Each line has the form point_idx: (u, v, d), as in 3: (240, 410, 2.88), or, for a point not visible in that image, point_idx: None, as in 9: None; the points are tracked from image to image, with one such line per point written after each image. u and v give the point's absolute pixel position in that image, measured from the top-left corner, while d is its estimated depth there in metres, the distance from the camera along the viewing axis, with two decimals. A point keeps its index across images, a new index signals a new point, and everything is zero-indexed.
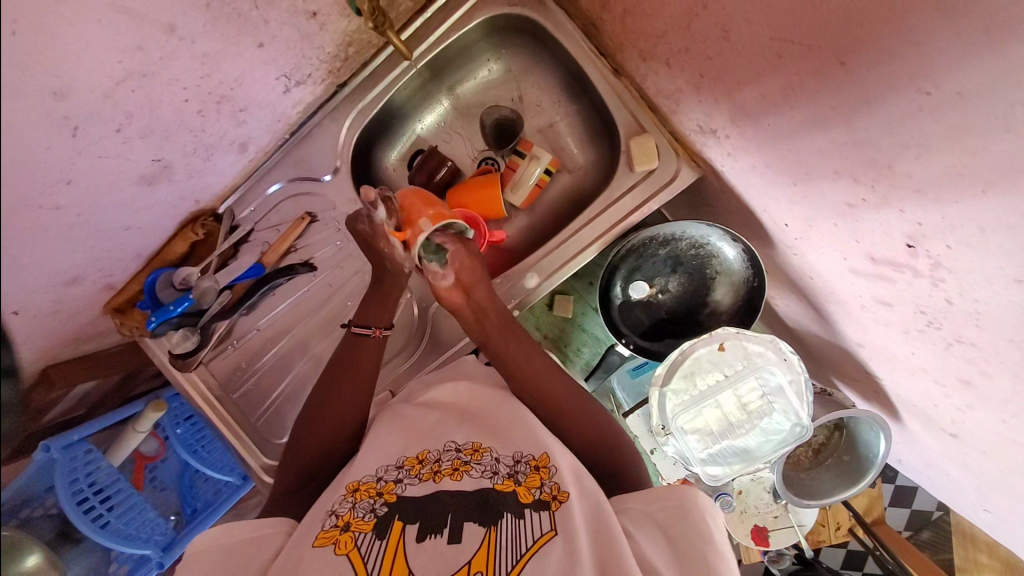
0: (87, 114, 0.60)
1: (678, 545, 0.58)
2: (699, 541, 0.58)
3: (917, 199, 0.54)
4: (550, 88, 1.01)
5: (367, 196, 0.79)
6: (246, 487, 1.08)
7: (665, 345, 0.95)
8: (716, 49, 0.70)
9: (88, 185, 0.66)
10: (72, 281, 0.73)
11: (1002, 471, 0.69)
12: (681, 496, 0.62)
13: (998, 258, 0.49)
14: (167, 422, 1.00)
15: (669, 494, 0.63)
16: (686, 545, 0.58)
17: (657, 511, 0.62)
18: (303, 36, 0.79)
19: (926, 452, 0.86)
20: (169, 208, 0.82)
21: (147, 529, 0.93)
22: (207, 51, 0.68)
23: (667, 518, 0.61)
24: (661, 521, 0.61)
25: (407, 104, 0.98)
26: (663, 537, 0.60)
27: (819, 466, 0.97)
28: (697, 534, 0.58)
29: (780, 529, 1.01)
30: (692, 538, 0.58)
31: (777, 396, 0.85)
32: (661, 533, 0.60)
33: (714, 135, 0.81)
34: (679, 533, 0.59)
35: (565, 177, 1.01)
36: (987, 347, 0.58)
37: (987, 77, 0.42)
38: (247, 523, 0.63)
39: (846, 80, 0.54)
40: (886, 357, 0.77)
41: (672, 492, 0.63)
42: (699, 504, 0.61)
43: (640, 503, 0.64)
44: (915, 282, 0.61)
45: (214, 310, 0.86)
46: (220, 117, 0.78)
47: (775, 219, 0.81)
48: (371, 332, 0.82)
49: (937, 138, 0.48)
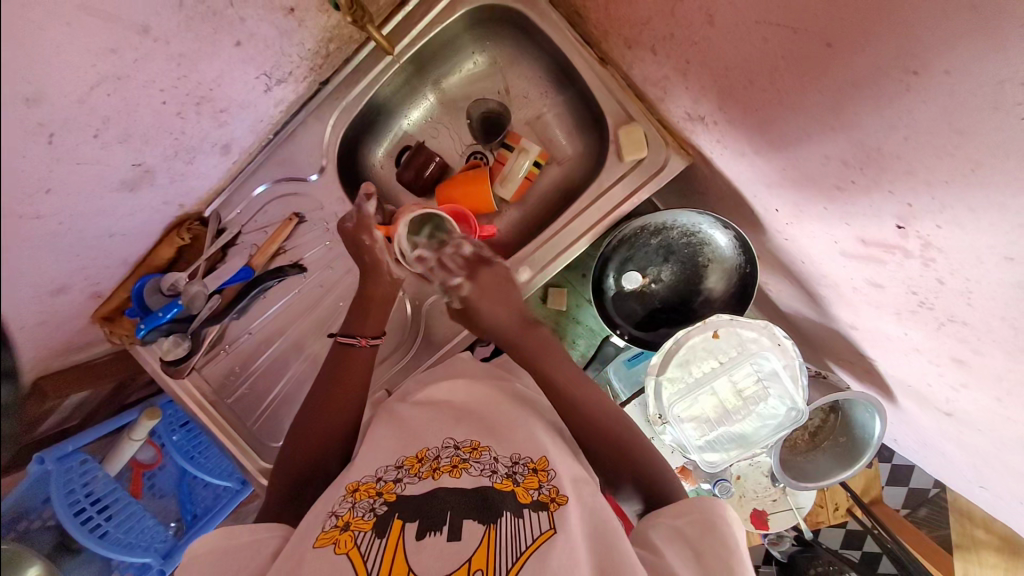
0: (61, 120, 0.58)
1: (704, 555, 0.59)
2: (725, 555, 0.58)
3: (907, 180, 0.53)
4: (536, 79, 1.00)
5: (366, 189, 0.86)
6: (246, 492, 1.06)
7: (660, 335, 0.95)
8: (701, 35, 0.69)
9: (68, 193, 0.64)
10: (57, 291, 0.72)
11: (997, 447, 0.70)
12: (707, 509, 0.62)
13: (987, 236, 0.49)
14: (162, 429, 1.00)
15: (696, 507, 0.63)
16: (712, 557, 0.58)
17: (682, 524, 0.62)
18: (282, 33, 0.78)
19: (921, 432, 0.87)
20: (153, 213, 0.81)
21: (146, 537, 0.92)
22: (183, 52, 0.67)
23: (695, 531, 0.61)
24: (686, 534, 0.61)
25: (392, 99, 0.97)
26: (689, 548, 0.60)
27: (815, 449, 0.97)
28: (722, 544, 0.59)
29: (779, 511, 1.02)
30: (717, 550, 0.59)
31: (772, 381, 0.85)
32: (687, 546, 0.60)
33: (702, 122, 0.81)
34: (704, 543, 0.60)
35: (554, 169, 1.00)
36: (979, 325, 0.58)
37: (973, 55, 0.41)
38: (246, 527, 0.63)
39: (832, 62, 0.54)
40: (881, 341, 0.77)
41: (696, 504, 0.63)
42: (724, 516, 0.62)
43: (665, 516, 0.65)
44: (906, 264, 0.61)
45: (205, 315, 0.86)
46: (200, 119, 0.77)
47: (767, 205, 0.81)
48: (358, 342, 0.81)
49: (924, 118, 0.48)
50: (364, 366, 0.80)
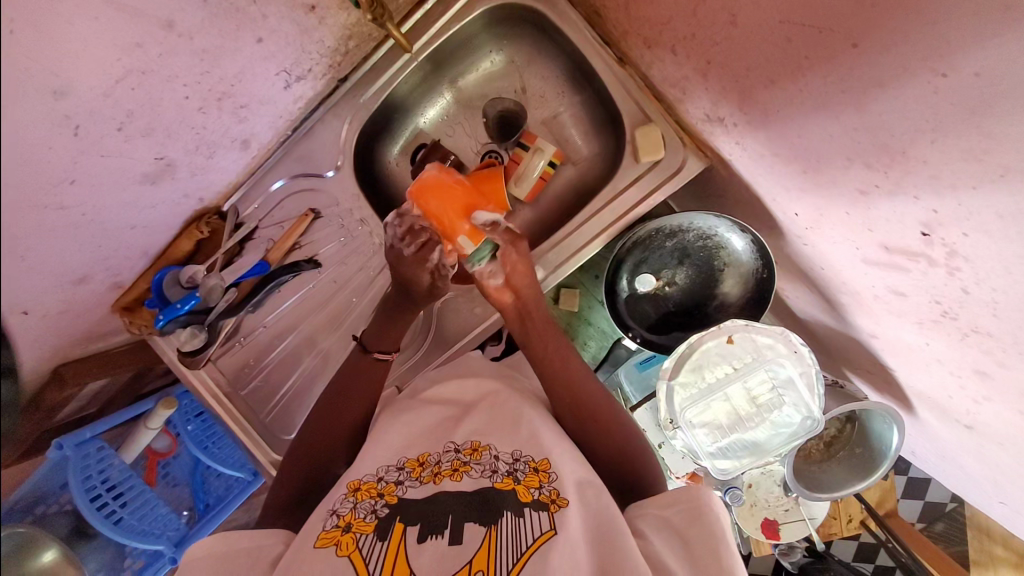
0: (87, 112, 0.59)
1: (694, 549, 0.58)
2: (713, 544, 0.57)
3: (933, 186, 0.52)
4: (553, 79, 0.99)
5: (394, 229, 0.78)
6: (257, 483, 1.11)
7: (673, 338, 0.94)
8: (723, 35, 0.68)
9: (92, 185, 0.66)
10: (79, 281, 0.73)
11: (1017, 462, 0.68)
12: (694, 500, 0.61)
13: (1014, 245, 0.47)
14: (179, 419, 1.02)
15: (682, 498, 0.62)
16: (702, 550, 0.57)
17: (670, 515, 0.62)
18: (302, 31, 0.79)
19: (940, 444, 0.84)
20: (174, 206, 0.83)
21: (159, 525, 0.95)
22: (206, 47, 0.68)
23: (683, 522, 0.60)
24: (675, 526, 0.61)
25: (409, 97, 0.97)
26: (679, 541, 0.59)
27: (830, 458, 0.95)
28: (711, 535, 0.58)
29: (792, 522, 1.00)
30: (705, 541, 0.58)
31: (787, 389, 0.84)
32: (677, 538, 0.59)
33: (722, 123, 0.80)
34: (692, 535, 0.59)
35: (569, 169, 1.00)
36: (1004, 337, 0.56)
37: (1005, 57, 0.40)
38: (243, 533, 0.63)
39: (858, 64, 0.53)
40: (901, 350, 0.75)
41: (683, 494, 0.62)
42: (711, 504, 0.61)
43: (651, 508, 0.64)
44: (929, 272, 0.60)
45: (221, 307, 0.87)
46: (221, 114, 0.78)
47: (786, 209, 0.79)
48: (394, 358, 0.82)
49: (951, 122, 0.47)
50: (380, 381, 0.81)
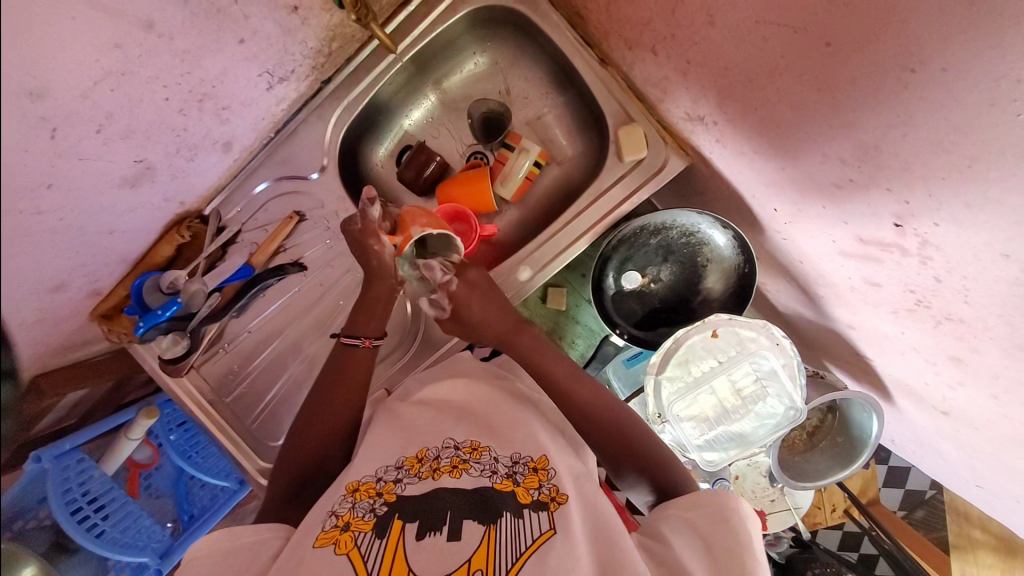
0: (64, 115, 0.58)
1: (715, 550, 0.58)
2: (735, 546, 0.58)
3: (904, 178, 0.54)
4: (536, 81, 1.00)
5: (366, 194, 0.80)
6: (244, 491, 1.09)
7: (659, 334, 0.96)
8: (701, 34, 0.70)
9: (69, 188, 0.64)
10: (57, 287, 0.71)
11: (995, 446, 0.71)
12: (718, 501, 0.62)
13: (984, 232, 0.50)
14: (160, 429, 1.00)
15: (707, 499, 0.63)
16: (722, 551, 0.58)
17: (694, 516, 0.62)
18: (285, 31, 0.78)
19: (918, 431, 0.87)
20: (154, 210, 0.81)
21: (144, 536, 0.92)
22: (186, 48, 0.67)
23: (706, 522, 0.61)
24: (697, 525, 0.62)
25: (393, 99, 0.97)
26: (699, 541, 0.60)
27: (813, 449, 0.98)
28: (734, 537, 0.58)
29: (778, 512, 1.02)
30: (727, 541, 0.58)
31: (771, 380, 0.85)
32: (698, 539, 0.60)
33: (702, 122, 0.82)
34: (715, 536, 0.60)
35: (554, 169, 1.01)
36: (975, 322, 0.59)
37: (971, 54, 0.42)
38: (247, 527, 0.63)
39: (831, 61, 0.54)
40: (878, 339, 0.77)
41: (711, 496, 0.63)
42: (735, 508, 0.62)
43: (675, 509, 0.65)
44: (904, 262, 0.62)
45: (204, 312, 0.85)
46: (202, 116, 0.77)
47: (764, 204, 0.82)
48: (361, 342, 0.81)
49: (923, 117, 0.49)
50: (363, 368, 0.80)
